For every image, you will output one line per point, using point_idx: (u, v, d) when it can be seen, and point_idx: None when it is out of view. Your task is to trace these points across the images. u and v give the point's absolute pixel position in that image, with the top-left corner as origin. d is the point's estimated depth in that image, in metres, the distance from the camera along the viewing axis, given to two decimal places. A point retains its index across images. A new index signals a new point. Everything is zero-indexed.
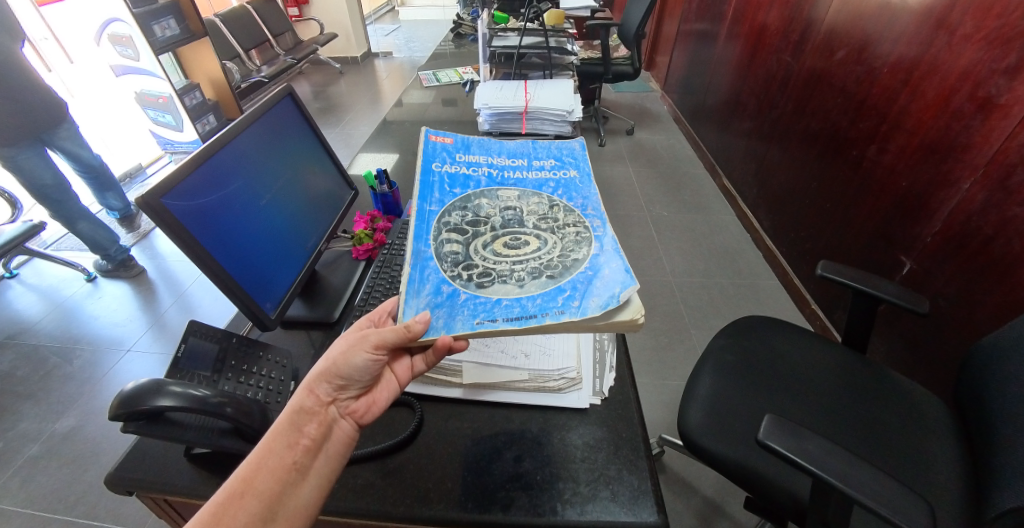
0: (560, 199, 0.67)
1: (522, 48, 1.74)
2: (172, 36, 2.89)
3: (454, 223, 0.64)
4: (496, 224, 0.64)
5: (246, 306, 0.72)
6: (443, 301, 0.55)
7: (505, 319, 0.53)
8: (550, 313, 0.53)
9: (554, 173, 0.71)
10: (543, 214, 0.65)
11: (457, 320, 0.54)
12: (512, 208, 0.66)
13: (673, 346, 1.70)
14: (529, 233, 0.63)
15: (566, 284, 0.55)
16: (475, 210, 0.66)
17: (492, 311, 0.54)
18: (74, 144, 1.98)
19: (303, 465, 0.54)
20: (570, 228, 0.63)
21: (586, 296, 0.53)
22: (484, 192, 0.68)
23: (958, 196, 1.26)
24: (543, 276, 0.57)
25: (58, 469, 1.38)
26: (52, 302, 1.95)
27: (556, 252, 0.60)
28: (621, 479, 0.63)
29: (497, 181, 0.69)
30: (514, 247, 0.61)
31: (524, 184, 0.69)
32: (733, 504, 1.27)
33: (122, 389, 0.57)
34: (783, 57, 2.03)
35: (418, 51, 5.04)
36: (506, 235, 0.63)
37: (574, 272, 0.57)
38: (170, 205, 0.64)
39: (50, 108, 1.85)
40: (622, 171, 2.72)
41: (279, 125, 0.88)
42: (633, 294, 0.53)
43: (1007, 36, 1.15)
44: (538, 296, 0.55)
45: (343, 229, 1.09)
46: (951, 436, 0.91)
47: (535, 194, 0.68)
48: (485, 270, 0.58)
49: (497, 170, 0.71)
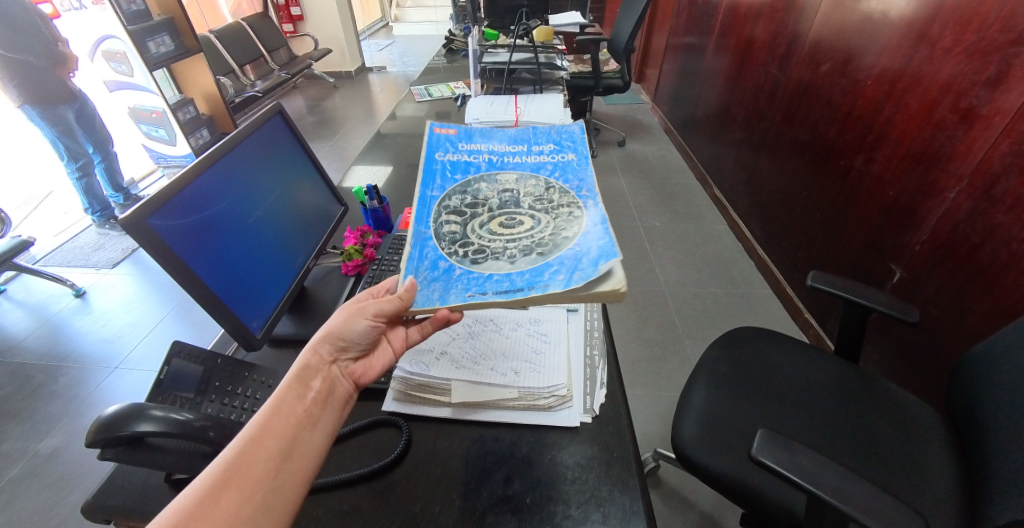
0: (557, 182, 0.67)
1: (512, 63, 1.76)
2: (167, 52, 2.88)
3: (454, 206, 0.64)
4: (493, 206, 0.64)
5: (231, 325, 0.70)
6: (439, 275, 0.56)
7: (495, 291, 0.52)
8: (538, 286, 0.52)
9: (550, 157, 0.71)
10: (539, 196, 0.65)
11: (451, 292, 0.54)
12: (509, 190, 0.66)
13: (667, 357, 1.69)
14: (524, 213, 0.63)
15: (555, 260, 0.55)
16: (474, 193, 0.66)
17: (484, 285, 0.54)
18: (87, 116, 2.35)
19: (312, 416, 0.54)
20: (564, 208, 0.63)
21: (572, 270, 0.53)
22: (481, 177, 0.68)
23: (944, 204, 1.27)
24: (533, 253, 0.57)
25: (40, 491, 1.35)
26: (40, 318, 1.92)
27: (548, 230, 0.60)
28: (612, 499, 0.62)
29: (497, 166, 0.69)
30: (509, 226, 0.62)
31: (522, 167, 0.69)
32: (729, 518, 1.26)
33: (101, 413, 0.56)
34: (770, 70, 2.06)
35: (412, 65, 5.11)
36: (502, 216, 0.63)
37: (563, 248, 0.56)
38: (156, 224, 0.63)
39: (63, 87, 2.22)
40: (614, 183, 2.74)
41: (269, 142, 0.88)
42: (616, 266, 0.52)
43: (986, 49, 1.17)
44: (527, 271, 0.55)
45: (332, 245, 1.09)
46: (946, 448, 0.90)
47: (532, 177, 0.67)
48: (478, 249, 0.58)
49: (494, 156, 0.71)
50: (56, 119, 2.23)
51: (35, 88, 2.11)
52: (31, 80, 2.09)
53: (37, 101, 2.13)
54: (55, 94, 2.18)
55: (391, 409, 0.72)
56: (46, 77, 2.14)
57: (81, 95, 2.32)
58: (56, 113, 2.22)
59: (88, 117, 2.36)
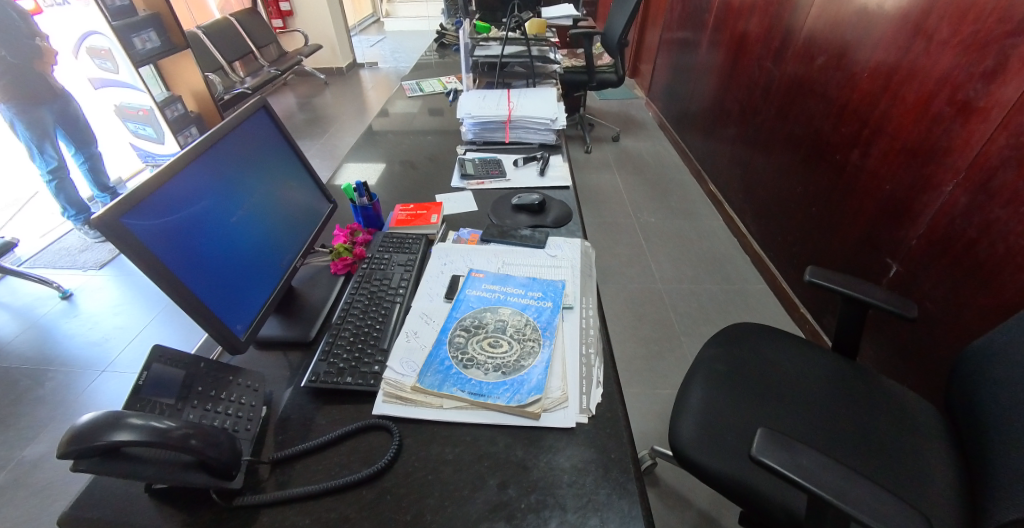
0: (535, 319, 0.80)
1: (504, 57, 1.74)
2: (153, 48, 2.82)
3: (465, 323, 0.80)
4: (487, 329, 0.79)
5: (214, 329, 0.68)
6: (442, 369, 0.73)
7: (469, 392, 0.70)
8: (493, 396, 0.70)
9: (537, 300, 0.84)
10: (519, 328, 0.79)
11: (446, 383, 0.72)
12: (502, 318, 0.81)
13: (663, 354, 1.68)
14: (506, 339, 0.77)
15: (511, 380, 0.72)
16: (478, 316, 0.81)
17: (465, 384, 0.71)
18: (69, 115, 2.31)
19: None
20: (530, 341, 0.77)
21: (516, 391, 0.70)
22: (488, 305, 0.83)
23: (941, 199, 1.26)
24: (499, 371, 0.73)
25: (25, 500, 1.32)
26: (24, 321, 1.88)
27: (515, 356, 0.75)
28: (610, 504, 0.60)
29: (500, 300, 0.84)
30: (491, 347, 0.76)
31: (514, 303, 0.84)
32: (727, 516, 1.25)
33: (75, 423, 0.53)
34: (765, 64, 2.05)
35: (403, 61, 5.06)
36: (490, 338, 0.78)
37: (519, 373, 0.72)
38: (132, 224, 0.61)
39: (47, 87, 2.18)
40: (609, 179, 2.72)
41: (253, 139, 0.85)
42: (542, 399, 0.69)
43: (983, 41, 1.16)
44: (489, 383, 0.71)
45: (321, 243, 1.06)
46: (946, 445, 0.89)
47: (519, 313, 0.82)
48: (464, 363, 0.74)
49: (501, 292, 0.86)
50: (37, 120, 2.18)
51: (16, 85, 2.06)
52: (12, 77, 2.05)
53: (18, 100, 2.08)
54: (38, 95, 2.15)
55: (382, 412, 0.70)
56: (28, 74, 2.10)
57: (64, 94, 2.27)
58: (36, 114, 2.17)
59: (70, 117, 2.31)
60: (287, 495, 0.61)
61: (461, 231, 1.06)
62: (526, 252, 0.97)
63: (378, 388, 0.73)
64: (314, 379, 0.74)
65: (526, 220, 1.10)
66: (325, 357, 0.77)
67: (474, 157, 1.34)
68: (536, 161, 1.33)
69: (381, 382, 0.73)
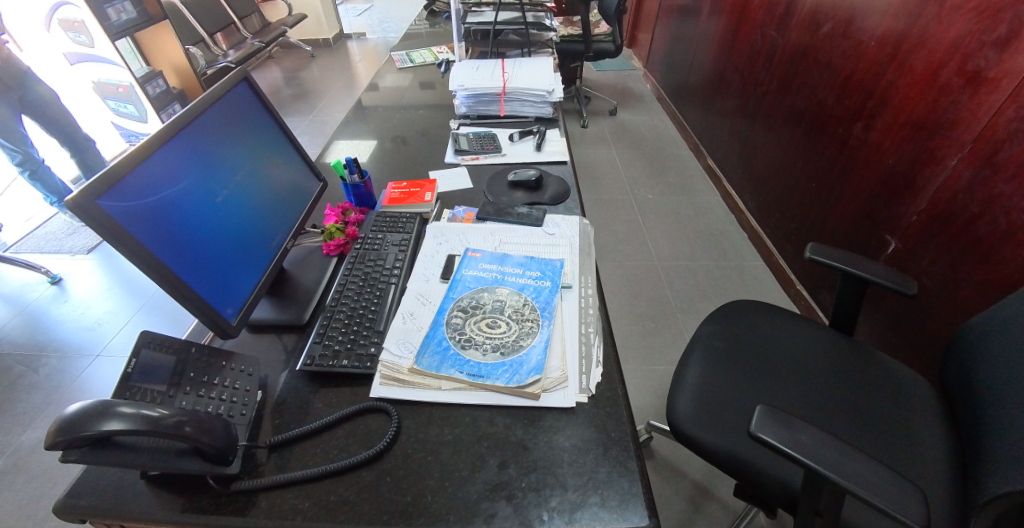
0: (532, 299, 0.79)
1: (498, 24, 1.69)
2: (130, 20, 2.70)
3: (464, 304, 0.79)
4: (486, 310, 0.77)
5: (205, 314, 0.66)
6: (441, 350, 0.72)
7: (469, 374, 0.69)
8: (494, 378, 0.69)
9: (535, 279, 0.82)
10: (517, 308, 0.77)
11: (446, 364, 0.70)
12: (500, 300, 0.79)
13: (659, 331, 1.69)
14: (504, 319, 0.76)
15: (510, 360, 0.70)
16: (476, 299, 0.79)
17: (464, 365, 0.70)
18: (35, 99, 2.13)
19: None
20: (527, 321, 0.75)
21: (516, 372, 0.69)
22: (485, 285, 0.82)
23: (945, 172, 1.24)
24: (498, 352, 0.72)
25: (25, 484, 1.31)
26: (16, 308, 1.84)
27: (513, 336, 0.73)
28: (610, 482, 0.60)
29: (498, 281, 0.82)
30: (491, 328, 0.75)
31: (511, 284, 0.82)
32: (721, 487, 1.27)
33: (62, 412, 0.52)
34: (767, 33, 1.99)
35: (393, 32, 4.91)
36: (487, 319, 0.76)
37: (518, 353, 0.71)
38: (109, 207, 0.57)
39: (10, 72, 2.00)
40: (606, 154, 2.67)
41: (235, 114, 0.81)
42: (542, 378, 0.69)
43: (997, 6, 1.12)
44: (489, 365, 0.70)
45: (312, 223, 1.03)
46: (938, 418, 0.90)
47: (517, 294, 0.80)
48: (461, 343, 0.73)
49: (498, 272, 0.84)
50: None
51: None
52: None
53: None
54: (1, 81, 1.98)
55: (379, 395, 0.69)
56: None
57: (26, 74, 2.08)
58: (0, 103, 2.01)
59: (38, 101, 2.15)
60: (286, 478, 0.60)
61: (456, 209, 1.04)
62: (522, 231, 0.95)
63: (375, 370, 0.71)
64: (308, 362, 0.72)
65: (522, 197, 1.07)
66: (320, 339, 0.75)
67: (468, 132, 1.31)
68: (532, 135, 1.29)
69: (378, 364, 0.72)
